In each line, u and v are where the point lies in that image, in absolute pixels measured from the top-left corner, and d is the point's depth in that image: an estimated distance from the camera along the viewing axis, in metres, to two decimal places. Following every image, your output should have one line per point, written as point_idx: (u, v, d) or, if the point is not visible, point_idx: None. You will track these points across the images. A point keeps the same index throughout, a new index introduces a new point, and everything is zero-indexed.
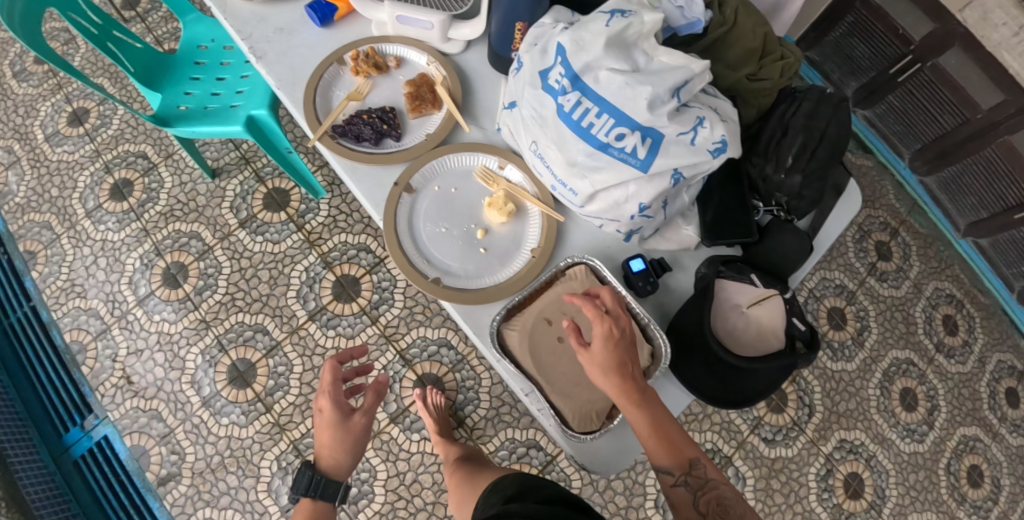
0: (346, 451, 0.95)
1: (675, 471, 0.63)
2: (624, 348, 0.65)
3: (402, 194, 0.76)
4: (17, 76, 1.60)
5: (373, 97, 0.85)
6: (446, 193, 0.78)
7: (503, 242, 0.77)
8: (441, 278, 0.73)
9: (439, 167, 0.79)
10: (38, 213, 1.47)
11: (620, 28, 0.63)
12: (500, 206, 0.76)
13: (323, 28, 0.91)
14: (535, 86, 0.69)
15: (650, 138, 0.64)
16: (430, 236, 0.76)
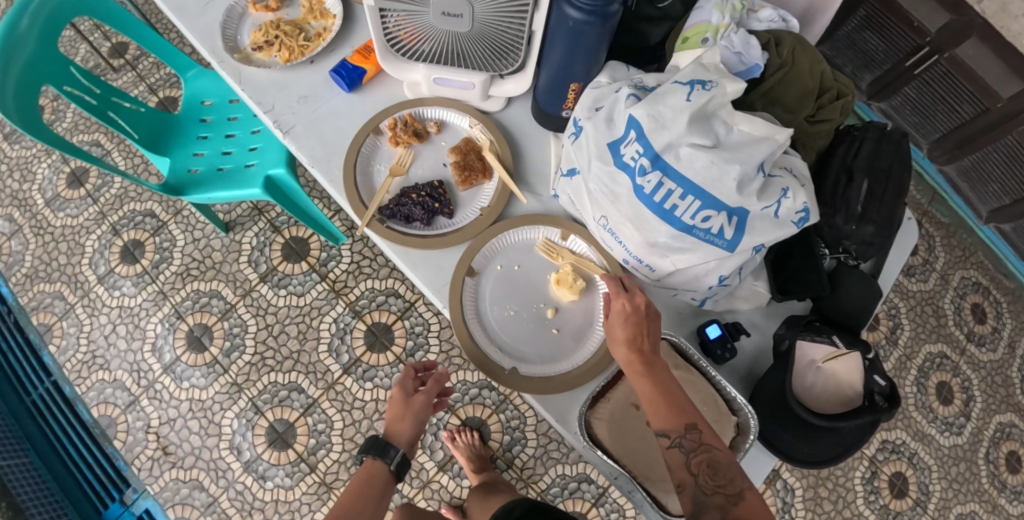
0: (410, 422, 0.81)
1: (670, 432, 0.62)
2: (637, 318, 0.69)
3: (467, 278, 0.74)
4: (8, 138, 1.52)
5: (418, 168, 0.81)
6: (509, 272, 0.76)
7: (575, 319, 0.75)
8: (518, 367, 0.72)
9: (500, 245, 0.77)
10: (48, 283, 1.42)
11: (703, 104, 0.61)
12: (569, 283, 0.74)
13: (351, 93, 0.85)
14: (605, 162, 0.67)
15: (737, 217, 0.65)
16: (500, 321, 0.74)
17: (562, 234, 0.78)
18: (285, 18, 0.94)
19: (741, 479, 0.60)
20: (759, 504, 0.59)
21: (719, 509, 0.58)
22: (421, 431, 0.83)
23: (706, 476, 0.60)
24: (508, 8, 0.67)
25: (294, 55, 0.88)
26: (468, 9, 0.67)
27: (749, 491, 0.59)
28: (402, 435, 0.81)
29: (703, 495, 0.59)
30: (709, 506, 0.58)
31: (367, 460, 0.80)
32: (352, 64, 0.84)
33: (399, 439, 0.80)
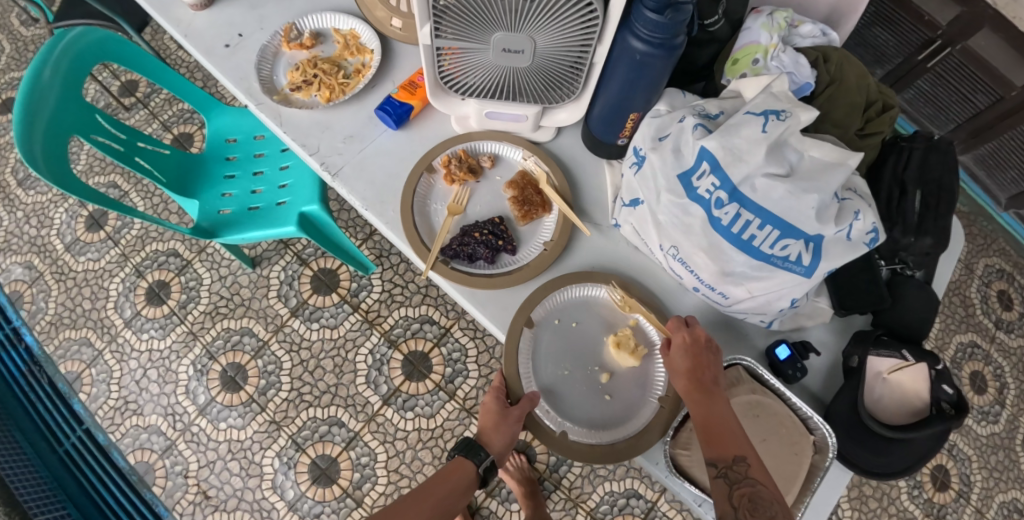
0: (502, 434, 0.78)
1: (716, 462, 0.64)
2: (694, 351, 0.70)
3: (523, 327, 0.74)
4: (23, 184, 1.51)
5: (477, 205, 0.81)
6: (567, 328, 0.76)
7: (630, 388, 0.74)
8: (566, 433, 0.72)
9: (560, 298, 0.76)
10: (75, 330, 1.40)
11: (778, 134, 0.64)
12: (630, 349, 0.73)
13: (398, 130, 0.84)
14: (677, 194, 0.70)
15: (814, 243, 0.67)
16: (551, 379, 0.74)
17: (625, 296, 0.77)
18: (320, 55, 0.93)
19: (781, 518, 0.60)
20: None
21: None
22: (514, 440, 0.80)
23: (746, 510, 0.61)
24: (572, 42, 0.68)
25: (335, 93, 0.87)
26: (531, 45, 0.68)
27: None
28: (493, 442, 0.80)
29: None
30: None
31: (458, 456, 0.84)
32: (397, 100, 0.83)
33: (490, 444, 0.81)
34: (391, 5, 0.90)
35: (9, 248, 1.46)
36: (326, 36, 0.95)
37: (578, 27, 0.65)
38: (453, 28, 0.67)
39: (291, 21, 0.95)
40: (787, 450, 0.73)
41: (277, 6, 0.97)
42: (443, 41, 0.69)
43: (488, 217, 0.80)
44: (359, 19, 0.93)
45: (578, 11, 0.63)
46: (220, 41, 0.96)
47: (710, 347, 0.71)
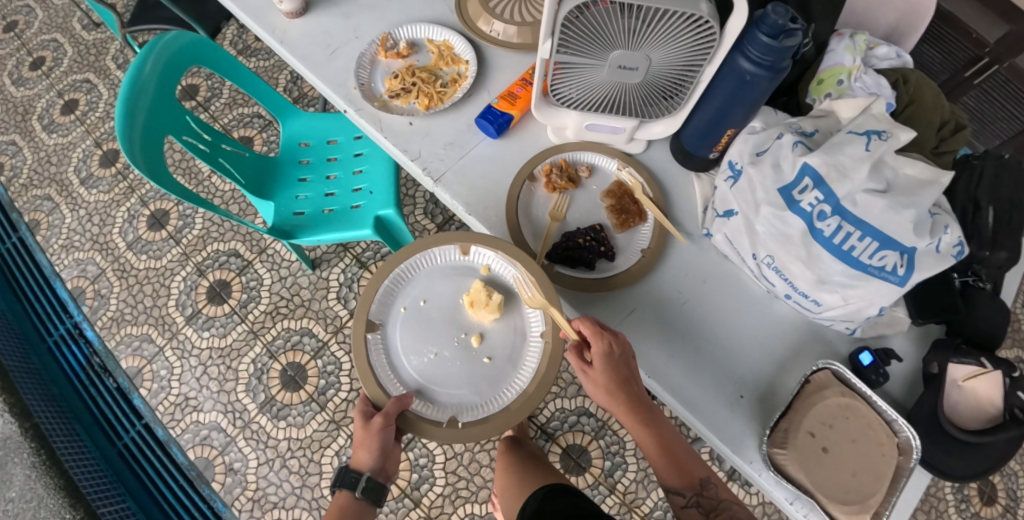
0: (371, 452, 0.83)
1: (686, 492, 0.73)
2: (613, 361, 0.75)
3: (368, 335, 0.78)
4: (85, 183, 1.54)
5: (575, 212, 0.85)
6: (413, 310, 0.81)
7: (499, 339, 0.80)
8: (457, 416, 0.76)
9: (399, 286, 0.81)
10: (136, 326, 1.42)
11: (882, 154, 0.68)
12: (482, 302, 0.78)
13: (497, 138, 0.88)
14: (777, 206, 0.74)
15: (908, 255, 0.70)
16: (420, 369, 0.78)
17: (462, 248, 0.82)
18: (416, 64, 0.97)
19: None
20: None
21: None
22: (388, 457, 0.86)
23: None
24: (686, 57, 0.72)
25: (433, 101, 0.91)
26: (646, 62, 0.73)
27: None
28: (365, 463, 0.85)
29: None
30: None
31: (338, 489, 0.88)
32: (498, 110, 0.88)
33: (363, 466, 0.86)
34: (493, 14, 0.96)
35: (72, 245, 1.50)
36: (420, 46, 1.00)
37: (694, 48, 0.71)
38: (574, 46, 0.72)
39: (387, 31, 1.00)
40: (875, 451, 0.76)
41: (371, 17, 1.02)
42: (562, 57, 0.73)
43: (587, 225, 0.85)
44: (453, 31, 0.98)
45: (698, 34, 0.68)
46: (317, 48, 1.00)
47: (621, 345, 0.76)
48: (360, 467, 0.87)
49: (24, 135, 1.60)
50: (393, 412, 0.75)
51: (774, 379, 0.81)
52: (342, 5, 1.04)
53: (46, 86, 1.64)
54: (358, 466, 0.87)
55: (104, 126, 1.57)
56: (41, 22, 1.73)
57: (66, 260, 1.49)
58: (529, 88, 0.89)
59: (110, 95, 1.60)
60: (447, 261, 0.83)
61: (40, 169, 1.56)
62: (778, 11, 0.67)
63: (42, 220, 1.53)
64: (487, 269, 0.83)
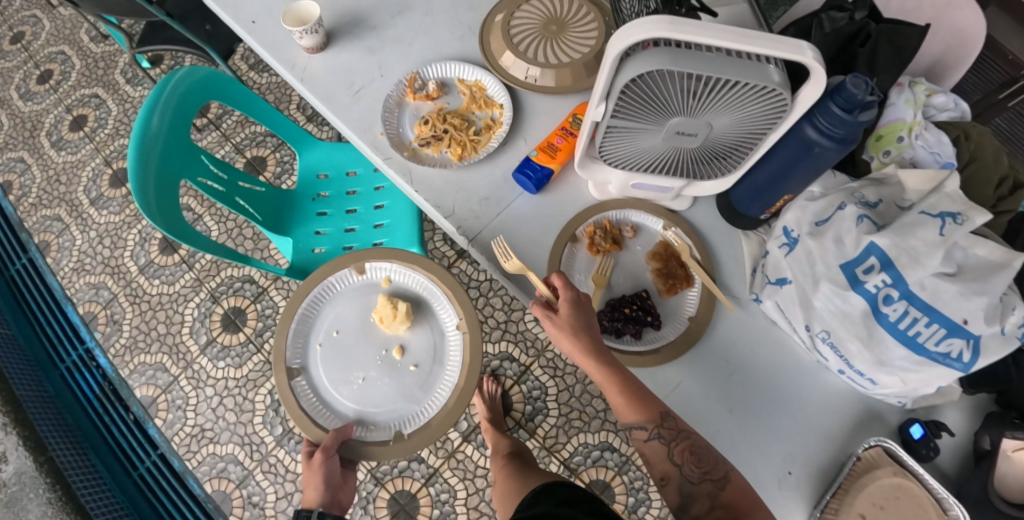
0: (318, 482, 1.03)
1: (648, 425, 0.71)
2: (575, 300, 0.76)
3: (298, 380, 0.95)
4: (95, 204, 1.50)
5: (619, 275, 0.82)
6: (332, 341, 0.99)
7: (412, 344, 1.00)
8: (403, 428, 0.94)
9: (314, 325, 0.99)
10: (149, 354, 1.39)
11: (957, 240, 0.64)
12: (388, 316, 0.98)
13: (536, 194, 0.84)
14: (838, 283, 0.71)
15: (974, 341, 0.66)
16: (353, 396, 0.96)
17: (358, 271, 1.02)
18: (447, 107, 0.92)
19: (724, 464, 0.69)
20: (745, 488, 0.68)
21: (708, 496, 0.67)
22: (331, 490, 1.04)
23: (692, 464, 0.69)
24: (749, 127, 0.68)
25: (467, 150, 0.87)
26: (706, 129, 0.68)
27: (734, 473, 0.68)
28: (316, 497, 1.03)
29: (691, 484, 0.68)
30: (699, 494, 0.68)
31: None
32: (538, 164, 0.83)
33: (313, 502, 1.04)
34: (525, 56, 0.90)
35: (82, 268, 1.46)
36: (450, 86, 0.95)
37: (760, 117, 0.66)
38: (629, 112, 0.67)
39: (415, 70, 0.94)
40: None
41: (395, 53, 0.97)
42: (615, 122, 0.68)
43: (631, 290, 0.81)
44: (485, 71, 0.93)
45: (768, 105, 0.64)
46: (339, 87, 0.95)
47: (584, 300, 0.77)
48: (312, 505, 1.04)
49: (32, 152, 1.55)
50: (337, 442, 0.92)
51: (824, 453, 0.78)
52: (365, 40, 0.99)
53: (53, 100, 1.59)
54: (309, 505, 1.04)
55: (114, 144, 1.52)
56: (48, 33, 1.68)
57: (77, 283, 1.45)
58: (570, 139, 0.85)
59: (119, 111, 1.55)
60: (350, 287, 1.03)
61: (49, 189, 1.52)
62: (856, 83, 0.62)
63: (52, 242, 1.49)
64: (387, 281, 1.03)
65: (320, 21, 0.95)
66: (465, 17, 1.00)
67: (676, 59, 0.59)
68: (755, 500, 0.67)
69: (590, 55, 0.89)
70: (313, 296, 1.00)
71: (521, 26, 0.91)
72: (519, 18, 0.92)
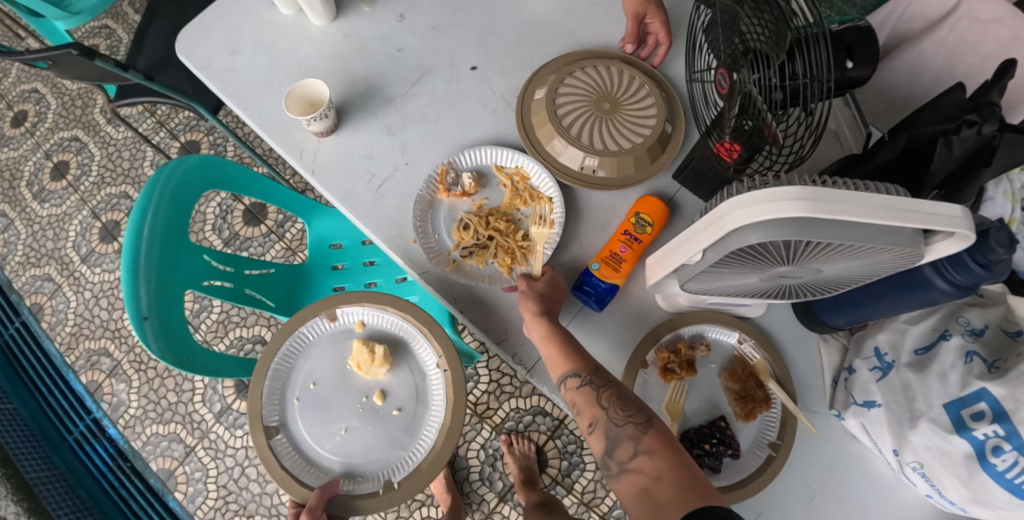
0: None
1: (581, 372, 0.67)
2: (552, 275, 0.76)
3: (274, 440, 0.80)
4: (86, 260, 1.39)
5: (693, 400, 0.77)
6: (310, 396, 0.84)
7: (395, 384, 0.85)
8: (392, 477, 0.80)
9: (286, 379, 0.84)
10: (162, 425, 1.31)
11: None
12: (365, 359, 0.83)
13: (600, 310, 0.76)
14: (940, 425, 0.66)
15: None
16: (337, 448, 0.82)
17: (330, 318, 0.86)
18: (486, 205, 0.82)
19: (648, 409, 0.65)
20: (670, 437, 0.64)
21: (630, 438, 0.63)
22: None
23: (617, 408, 0.65)
24: (864, 273, 0.60)
25: (517, 259, 0.79)
26: (814, 272, 0.61)
27: (657, 421, 0.65)
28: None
29: (615, 427, 0.64)
30: (623, 438, 0.63)
31: None
32: (599, 278, 0.75)
33: None
34: (568, 133, 0.79)
35: (81, 333, 1.36)
36: (487, 175, 0.84)
37: (885, 265, 0.58)
38: (734, 261, 0.58)
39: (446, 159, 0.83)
40: None
41: (420, 133, 0.86)
42: (713, 268, 0.60)
43: (707, 417, 0.76)
44: (526, 155, 0.83)
45: (893, 260, 0.57)
46: (359, 179, 0.84)
47: (552, 283, 0.75)
48: None
49: (13, 206, 1.44)
50: (323, 501, 0.77)
51: None
52: (382, 117, 0.87)
53: (31, 145, 1.49)
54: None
55: (100, 194, 1.42)
56: (17, 69, 1.55)
57: (76, 350, 1.35)
58: (634, 245, 0.76)
59: (102, 155, 1.45)
60: (322, 335, 0.87)
61: (36, 245, 1.41)
62: (1000, 240, 0.55)
63: (45, 303, 1.38)
64: (361, 324, 0.87)
65: (330, 102, 0.83)
66: (499, 85, 0.88)
67: (807, 229, 0.50)
68: (680, 447, 0.63)
69: (653, 139, 0.79)
70: (280, 344, 0.84)
71: (569, 103, 0.79)
72: (565, 94, 0.80)
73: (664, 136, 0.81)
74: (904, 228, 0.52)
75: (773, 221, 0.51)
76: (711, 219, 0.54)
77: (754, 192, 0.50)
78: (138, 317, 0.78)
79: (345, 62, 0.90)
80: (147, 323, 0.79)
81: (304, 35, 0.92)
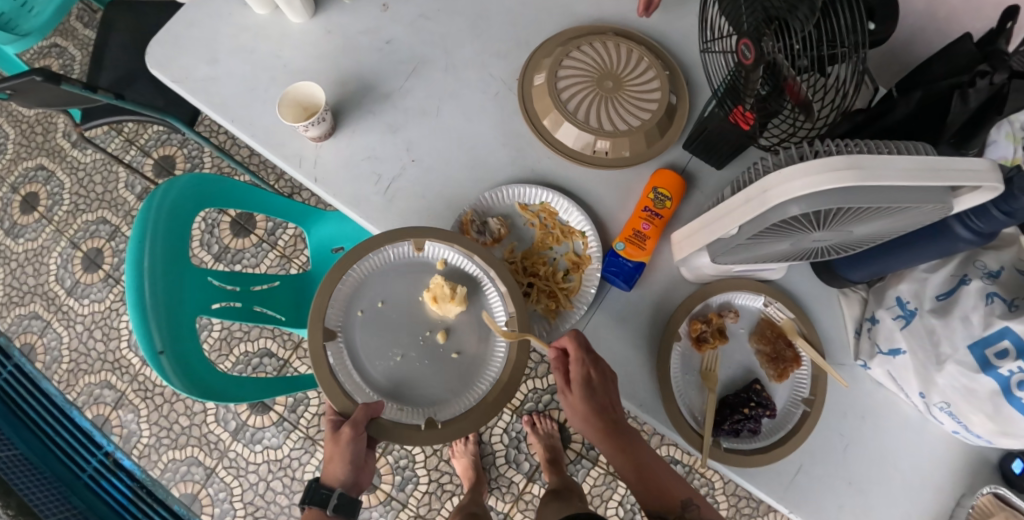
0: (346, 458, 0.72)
1: (667, 515, 0.68)
2: (595, 371, 0.69)
3: (329, 345, 0.66)
4: (72, 293, 1.35)
5: (727, 367, 0.78)
6: (374, 316, 0.69)
7: (465, 328, 0.71)
8: (436, 415, 0.66)
9: (353, 288, 0.69)
10: (178, 450, 1.29)
11: None
12: (448, 297, 0.68)
13: (629, 289, 0.76)
14: (966, 366, 0.68)
15: None
16: (387, 372, 0.68)
17: (416, 246, 0.71)
18: (517, 248, 0.79)
19: None
20: None
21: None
22: (360, 468, 0.75)
23: None
24: (894, 228, 0.63)
25: (561, 302, 0.75)
26: (846, 234, 0.62)
27: None
28: (337, 473, 0.74)
29: None
30: None
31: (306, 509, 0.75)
32: (627, 260, 0.75)
33: (335, 479, 0.75)
34: (575, 117, 0.77)
35: (79, 368, 1.33)
36: (512, 216, 0.79)
37: (915, 219, 0.60)
38: (772, 234, 0.60)
39: (468, 206, 0.79)
40: None
41: (421, 128, 0.83)
42: (751, 240, 0.61)
43: (743, 382, 0.78)
44: (551, 191, 0.78)
45: (922, 216, 0.59)
46: (366, 183, 0.81)
47: (604, 381, 0.69)
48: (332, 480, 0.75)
49: None
50: (365, 420, 0.64)
51: (938, 504, 0.79)
52: (381, 114, 0.84)
53: None
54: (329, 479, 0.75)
55: (76, 222, 1.37)
56: None
57: (77, 386, 1.32)
58: (656, 221, 0.75)
59: (72, 182, 1.40)
60: (398, 259, 0.71)
61: (17, 282, 1.37)
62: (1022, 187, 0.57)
63: (36, 342, 1.34)
64: (442, 264, 0.72)
65: (325, 105, 0.80)
66: (497, 69, 0.85)
67: (848, 197, 0.52)
68: None
69: (661, 111, 0.78)
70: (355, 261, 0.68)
71: (571, 86, 0.78)
72: (565, 78, 0.78)
73: (671, 107, 0.80)
74: (935, 185, 0.54)
75: (815, 193, 0.52)
76: (754, 194, 0.55)
77: (798, 167, 0.51)
78: (152, 354, 0.76)
79: (332, 61, 0.87)
80: (163, 358, 0.76)
81: (284, 36, 0.88)
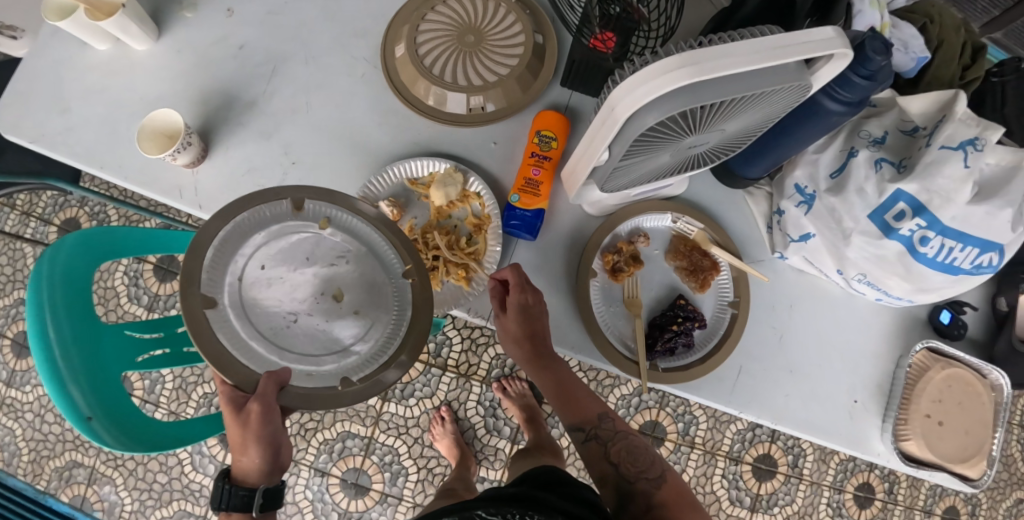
0: (262, 444, 0.60)
1: (584, 427, 0.69)
2: (528, 297, 0.69)
3: (208, 313, 0.50)
4: (12, 382, 1.31)
5: (650, 291, 0.79)
6: (255, 282, 0.52)
7: (366, 283, 0.56)
8: (351, 375, 0.52)
9: (225, 249, 0.52)
10: (166, 507, 1.29)
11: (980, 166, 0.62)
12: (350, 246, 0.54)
13: (535, 238, 0.76)
14: (870, 235, 0.69)
15: (996, 250, 0.67)
16: (284, 346, 0.52)
17: (294, 205, 0.56)
18: (417, 225, 0.78)
19: (660, 463, 0.66)
20: (683, 488, 0.65)
21: (643, 494, 0.64)
22: (282, 454, 0.63)
23: (626, 463, 0.66)
24: (766, 116, 0.62)
25: (471, 267, 0.75)
26: (718, 133, 0.62)
27: (669, 472, 0.66)
28: (257, 463, 0.62)
29: (628, 484, 0.65)
30: (635, 493, 0.64)
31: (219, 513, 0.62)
32: (526, 211, 0.74)
33: (248, 464, 0.62)
34: (444, 80, 0.75)
35: (41, 456, 1.29)
36: (405, 194, 0.78)
37: (780, 103, 0.59)
38: (644, 148, 0.59)
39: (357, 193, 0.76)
40: (957, 398, 0.83)
41: (295, 127, 0.80)
42: (623, 162, 0.61)
43: (668, 300, 0.79)
44: (439, 160, 0.77)
45: (786, 97, 0.58)
46: None
47: (541, 307, 0.70)
48: (246, 469, 0.63)
49: None
50: (273, 392, 0.50)
51: (879, 371, 0.81)
52: (251, 124, 0.80)
53: None
54: (244, 477, 0.63)
55: None
56: None
57: (44, 473, 1.28)
58: (546, 165, 0.74)
59: None
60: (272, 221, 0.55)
61: None
62: (875, 48, 0.57)
63: None
64: (326, 224, 0.56)
65: (188, 129, 0.76)
66: (358, 49, 0.82)
67: (696, 95, 0.52)
68: (692, 502, 0.64)
69: (528, 54, 0.76)
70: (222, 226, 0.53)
71: (432, 50, 0.74)
72: (425, 42, 0.75)
73: (539, 47, 0.78)
74: (785, 63, 0.52)
75: (661, 98, 0.52)
76: (605, 114, 0.55)
77: (638, 75, 0.51)
78: (81, 420, 0.73)
79: (187, 80, 0.82)
80: (94, 422, 0.74)
81: (131, 66, 0.83)
